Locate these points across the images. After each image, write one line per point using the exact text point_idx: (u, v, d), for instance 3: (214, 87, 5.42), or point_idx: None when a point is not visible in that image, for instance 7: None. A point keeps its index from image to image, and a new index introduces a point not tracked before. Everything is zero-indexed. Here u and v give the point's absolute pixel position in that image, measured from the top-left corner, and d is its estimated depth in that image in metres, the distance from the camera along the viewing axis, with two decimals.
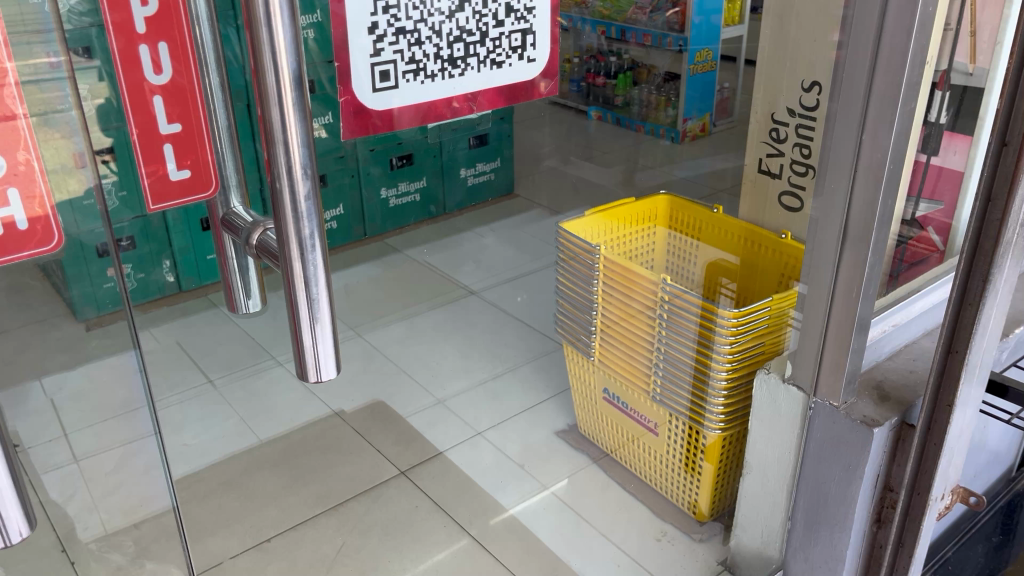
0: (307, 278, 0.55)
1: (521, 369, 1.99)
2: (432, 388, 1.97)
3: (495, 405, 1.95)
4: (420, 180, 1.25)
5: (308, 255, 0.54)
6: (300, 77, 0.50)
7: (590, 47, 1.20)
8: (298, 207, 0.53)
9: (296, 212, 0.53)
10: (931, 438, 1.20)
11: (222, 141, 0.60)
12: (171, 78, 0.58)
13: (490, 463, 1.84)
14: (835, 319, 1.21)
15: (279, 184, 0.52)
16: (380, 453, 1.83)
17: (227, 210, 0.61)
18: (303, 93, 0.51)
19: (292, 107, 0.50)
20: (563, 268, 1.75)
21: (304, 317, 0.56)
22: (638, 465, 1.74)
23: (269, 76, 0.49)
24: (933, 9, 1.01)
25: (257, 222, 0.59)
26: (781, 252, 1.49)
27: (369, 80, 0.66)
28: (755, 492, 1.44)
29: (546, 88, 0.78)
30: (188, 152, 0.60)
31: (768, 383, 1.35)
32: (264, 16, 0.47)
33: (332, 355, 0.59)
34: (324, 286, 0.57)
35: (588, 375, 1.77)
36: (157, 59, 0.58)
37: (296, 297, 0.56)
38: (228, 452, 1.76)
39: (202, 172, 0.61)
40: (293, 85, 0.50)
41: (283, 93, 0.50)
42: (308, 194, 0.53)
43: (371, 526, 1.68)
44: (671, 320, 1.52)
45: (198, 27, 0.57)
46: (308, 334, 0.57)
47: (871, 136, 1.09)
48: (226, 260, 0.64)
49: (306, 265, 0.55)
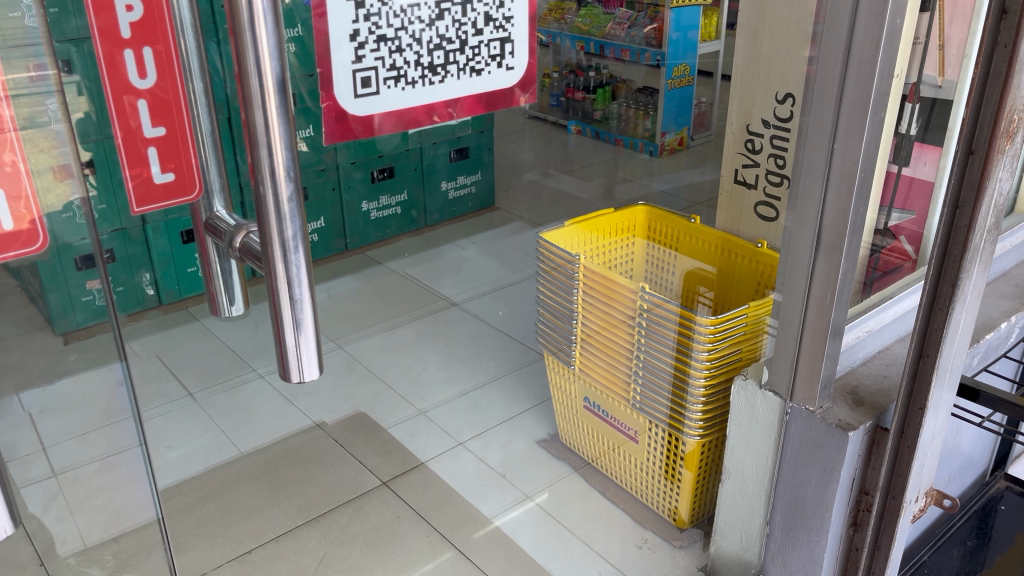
0: (290, 279, 0.56)
1: (503, 379, 1.99)
2: (413, 399, 1.95)
3: (475, 416, 1.94)
4: (402, 194, 1.29)
5: (291, 256, 0.55)
6: (283, 82, 0.51)
7: (568, 62, 1.23)
8: (281, 209, 0.54)
9: (278, 214, 0.54)
10: (904, 441, 1.23)
11: (205, 145, 0.61)
12: (155, 84, 0.60)
13: (473, 473, 1.83)
14: (810, 325, 1.23)
15: (262, 188, 0.53)
16: (362, 465, 1.83)
17: (210, 214, 0.62)
18: (286, 97, 0.52)
19: (275, 110, 0.51)
20: (544, 279, 1.76)
21: (287, 318, 0.57)
22: (619, 473, 1.76)
23: (252, 80, 0.50)
24: (900, 22, 1.04)
25: (240, 226, 0.60)
26: (757, 261, 1.53)
27: (350, 87, 0.67)
28: (734, 498, 1.45)
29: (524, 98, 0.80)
30: (172, 156, 0.62)
31: (746, 390, 1.36)
32: (248, 22, 0.49)
33: (315, 355, 0.60)
34: (306, 287, 0.58)
35: (568, 385, 1.79)
36: (142, 64, 0.59)
37: (279, 299, 0.57)
38: (208, 465, 1.73)
39: (185, 176, 0.62)
40: (276, 90, 0.51)
41: (266, 97, 0.51)
42: (291, 195, 0.54)
43: (353, 537, 1.70)
44: (650, 329, 1.54)
45: (183, 35, 0.58)
46: (290, 334, 0.58)
47: (842, 145, 1.12)
48: (209, 265, 0.65)
49: (289, 266, 0.56)
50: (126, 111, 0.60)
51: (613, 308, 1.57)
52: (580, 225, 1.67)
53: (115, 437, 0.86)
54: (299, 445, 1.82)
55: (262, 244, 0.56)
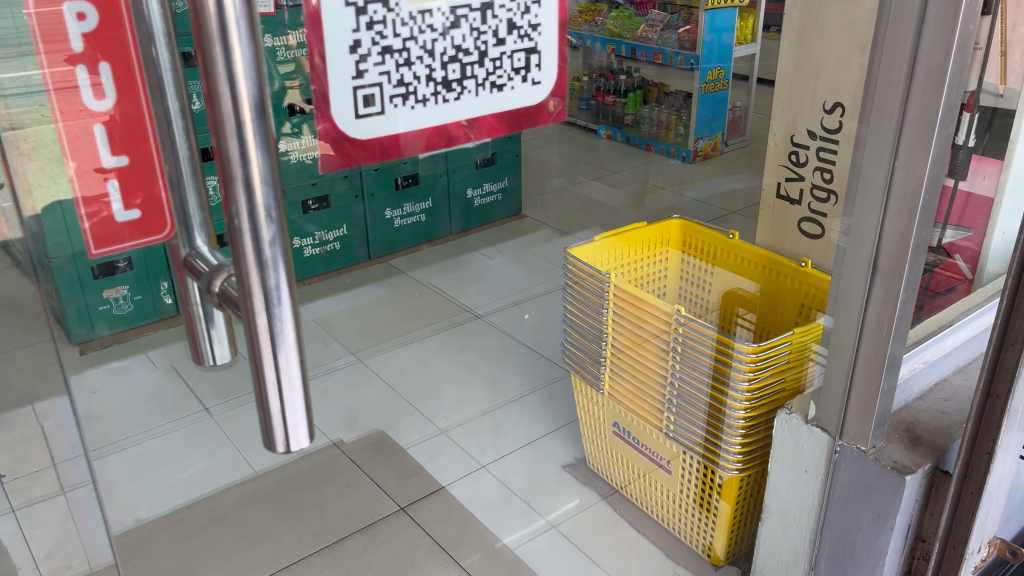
0: (273, 334, 0.48)
1: (527, 398, 1.94)
2: (434, 419, 1.89)
3: (498, 437, 1.86)
4: (426, 203, 1.20)
5: (274, 309, 0.47)
6: (263, 103, 0.43)
7: (599, 64, 1.15)
8: (261, 255, 0.46)
9: (259, 261, 0.46)
10: (968, 486, 1.12)
11: (184, 174, 0.53)
12: (115, 106, 0.52)
13: (496, 499, 1.72)
14: (864, 356, 1.13)
15: (238, 226, 0.45)
16: (379, 487, 1.74)
17: (190, 251, 0.54)
18: (266, 120, 0.43)
19: (253, 140, 0.43)
20: (571, 293, 1.65)
21: (271, 379, 0.49)
22: (649, 502, 1.64)
23: (225, 102, 0.41)
24: (974, 27, 0.94)
25: (221, 265, 0.52)
26: (801, 281, 1.41)
27: (351, 106, 0.58)
28: (776, 539, 1.34)
29: (555, 107, 0.71)
30: (137, 189, 0.55)
31: (790, 425, 1.25)
32: (216, 33, 0.40)
33: (304, 421, 0.52)
34: (294, 343, 0.49)
35: (597, 409, 1.68)
36: (98, 84, 0.51)
37: (261, 357, 0.49)
38: None
39: (153, 211, 0.55)
40: (255, 114, 0.42)
41: (242, 122, 0.42)
42: (273, 237, 0.46)
43: (369, 565, 1.57)
44: (686, 352, 1.43)
45: (154, 46, 0.49)
46: (275, 398, 0.50)
47: (904, 164, 1.02)
48: (190, 307, 0.57)
49: (272, 320, 0.47)
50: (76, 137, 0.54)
51: (645, 329, 1.47)
52: (615, 238, 1.58)
53: (57, 478, 0.77)
54: (316, 464, 1.72)
55: (240, 290, 0.48)
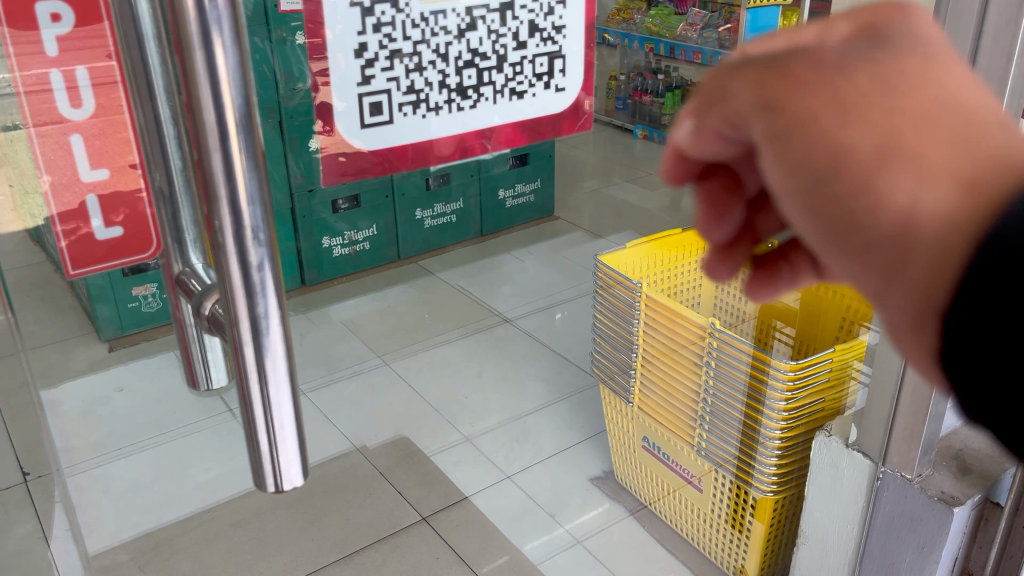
0: (261, 368, 0.44)
1: (557, 405, 1.88)
2: (460, 424, 1.83)
3: (524, 446, 1.79)
4: (457, 202, 1.21)
5: (262, 339, 0.43)
6: (250, 117, 0.39)
7: (639, 64, 1.11)
8: (249, 283, 0.42)
9: (247, 289, 0.42)
10: (1020, 520, 1.05)
11: (178, 193, 0.54)
12: (88, 114, 0.59)
13: (519, 510, 1.66)
14: (911, 378, 1.06)
15: (224, 250, 0.41)
16: (401, 495, 1.68)
17: (182, 269, 0.56)
18: (253, 135, 0.39)
19: (238, 157, 0.39)
20: (602, 300, 1.59)
21: (259, 416, 0.46)
22: (678, 519, 1.58)
23: (207, 114, 0.38)
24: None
25: (208, 289, 0.51)
26: (843, 295, 1.33)
27: (357, 116, 0.57)
28: (813, 566, 1.28)
29: (587, 111, 0.68)
30: (118, 205, 0.62)
31: (829, 449, 1.19)
32: (196, 35, 0.36)
33: (297, 459, 0.48)
34: (285, 376, 0.45)
35: (626, 421, 1.62)
36: (74, 95, 0.58)
37: (249, 392, 0.45)
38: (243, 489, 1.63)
39: (135, 229, 0.62)
40: (241, 128, 0.38)
41: (227, 135, 0.38)
42: (261, 261, 0.42)
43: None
44: (719, 368, 1.36)
45: (147, 52, 0.49)
46: (265, 436, 0.47)
47: None
48: (184, 330, 0.60)
49: (260, 353, 0.44)
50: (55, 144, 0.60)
51: (679, 341, 1.41)
52: (650, 245, 1.55)
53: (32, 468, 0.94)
54: (337, 472, 1.69)
55: (227, 315, 0.44)
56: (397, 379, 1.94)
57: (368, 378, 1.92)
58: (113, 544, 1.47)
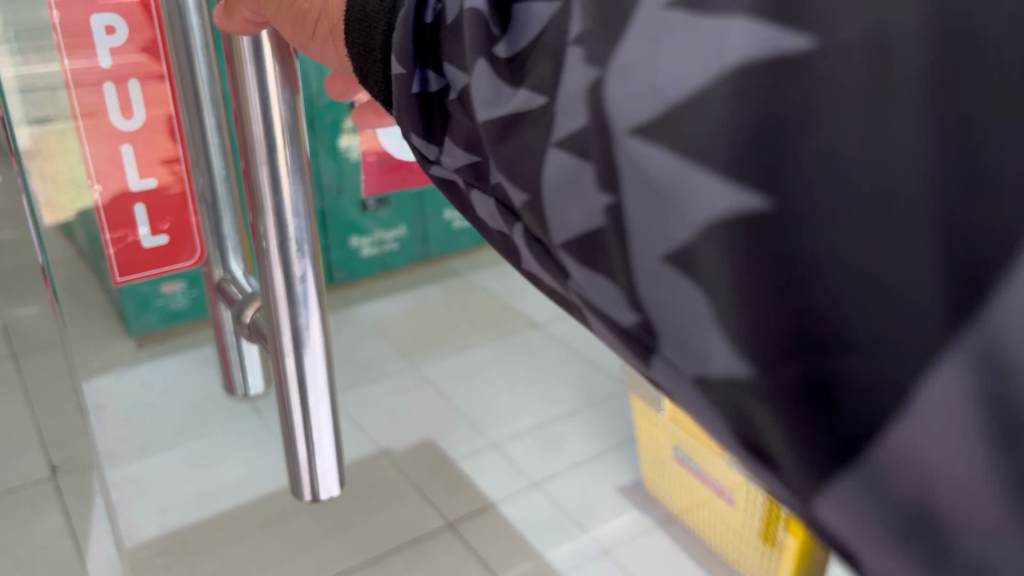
0: (302, 372, 0.47)
1: (584, 413, 1.84)
2: (487, 430, 1.77)
3: (553, 453, 1.73)
4: None
5: (303, 344, 0.46)
6: (298, 132, 0.43)
7: None
8: (290, 296, 0.45)
9: (290, 296, 0.45)
10: None
11: (221, 198, 0.55)
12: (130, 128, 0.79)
13: (548, 516, 1.58)
14: None
15: (268, 253, 0.45)
16: (427, 501, 1.59)
17: (225, 277, 0.56)
18: (299, 148, 0.44)
19: (284, 164, 0.43)
20: None
21: (298, 424, 0.47)
22: (708, 532, 1.54)
23: (257, 126, 0.42)
24: None
25: (251, 296, 0.52)
26: None
27: None
28: None
29: None
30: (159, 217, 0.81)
31: None
32: (254, 76, 0.41)
33: (335, 471, 0.50)
34: (323, 386, 0.48)
35: (656, 430, 1.60)
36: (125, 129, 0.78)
37: (290, 398, 0.47)
38: (266, 491, 1.56)
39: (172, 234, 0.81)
40: (289, 141, 0.43)
41: (275, 160, 0.43)
42: (305, 267, 0.45)
43: None
44: None
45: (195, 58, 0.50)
46: (304, 446, 0.48)
47: None
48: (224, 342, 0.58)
49: (300, 360, 0.46)
50: (112, 161, 0.78)
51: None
52: None
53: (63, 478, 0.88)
54: (360, 476, 1.63)
55: (268, 323, 0.47)
56: (422, 381, 1.90)
57: (393, 383, 1.88)
58: (136, 540, 1.42)
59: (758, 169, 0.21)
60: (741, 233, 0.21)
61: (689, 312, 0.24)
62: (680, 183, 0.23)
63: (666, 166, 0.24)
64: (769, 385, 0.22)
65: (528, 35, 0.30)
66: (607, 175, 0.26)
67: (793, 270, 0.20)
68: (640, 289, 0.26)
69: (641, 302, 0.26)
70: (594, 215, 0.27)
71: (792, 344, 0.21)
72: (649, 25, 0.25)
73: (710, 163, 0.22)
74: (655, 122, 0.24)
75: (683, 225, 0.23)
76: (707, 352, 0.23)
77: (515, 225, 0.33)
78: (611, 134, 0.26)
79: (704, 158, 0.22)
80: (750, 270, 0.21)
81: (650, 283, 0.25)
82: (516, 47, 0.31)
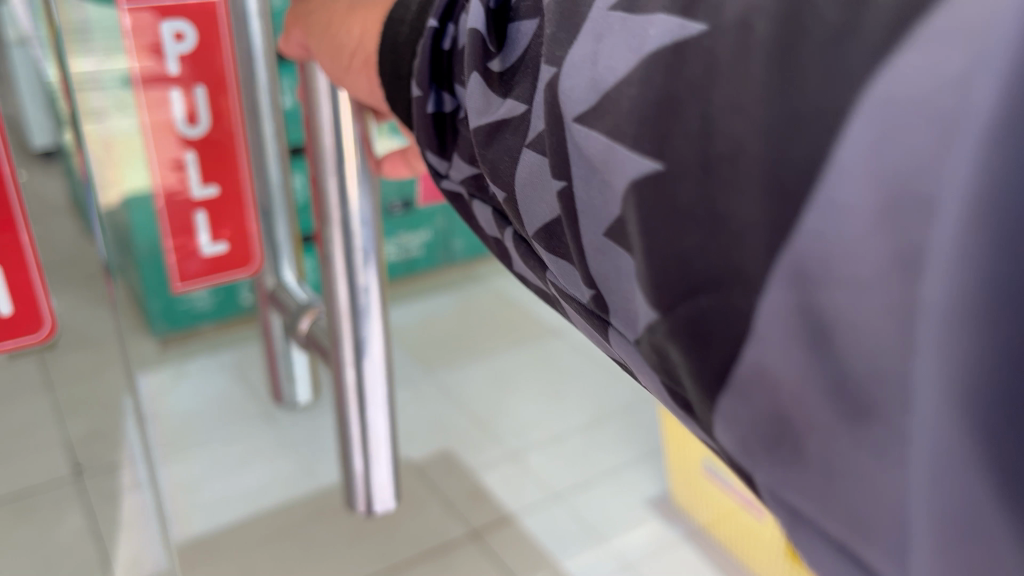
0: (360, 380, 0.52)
1: (608, 422, 1.74)
2: (508, 438, 1.68)
3: (580, 461, 1.62)
4: None
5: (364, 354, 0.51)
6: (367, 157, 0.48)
7: None
8: (357, 310, 0.51)
9: (356, 312, 0.51)
10: None
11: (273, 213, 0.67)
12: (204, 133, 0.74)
13: (575, 529, 1.44)
14: None
15: (333, 268, 0.50)
16: (449, 508, 1.48)
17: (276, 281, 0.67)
18: (367, 170, 0.48)
19: (350, 181, 0.47)
20: None
21: (355, 432, 0.54)
22: (739, 547, 1.42)
23: (327, 145, 0.46)
24: None
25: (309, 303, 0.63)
26: None
27: None
28: None
29: None
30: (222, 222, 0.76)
31: None
32: (328, 127, 0.46)
33: (391, 481, 0.55)
34: (384, 402, 0.54)
35: (683, 434, 1.49)
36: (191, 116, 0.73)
37: (347, 402, 0.53)
38: (281, 497, 1.45)
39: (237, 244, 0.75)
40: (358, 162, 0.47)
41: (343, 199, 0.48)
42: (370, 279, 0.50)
43: None
44: None
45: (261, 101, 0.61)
46: (361, 454, 0.55)
47: None
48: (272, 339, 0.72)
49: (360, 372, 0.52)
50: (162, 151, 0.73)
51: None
52: None
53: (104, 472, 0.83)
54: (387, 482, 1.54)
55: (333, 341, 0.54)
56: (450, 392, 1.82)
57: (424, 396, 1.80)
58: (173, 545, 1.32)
59: (666, 141, 0.21)
60: (665, 217, 0.22)
61: (626, 277, 0.24)
62: (607, 160, 0.23)
63: (602, 145, 0.23)
64: (723, 389, 0.21)
65: (517, 52, 0.28)
66: (557, 162, 0.26)
67: (715, 273, 0.20)
68: (586, 262, 0.26)
69: (712, 307, 0.21)
70: (554, 203, 0.27)
71: (687, 293, 0.21)
72: (592, 22, 0.25)
73: (746, 121, 0.19)
74: (594, 112, 0.24)
75: (613, 197, 0.24)
76: (640, 312, 0.24)
77: (505, 230, 0.31)
78: (560, 113, 0.25)
79: (739, 113, 0.20)
80: (661, 231, 0.22)
81: (597, 261, 0.25)
82: (507, 61, 0.29)
